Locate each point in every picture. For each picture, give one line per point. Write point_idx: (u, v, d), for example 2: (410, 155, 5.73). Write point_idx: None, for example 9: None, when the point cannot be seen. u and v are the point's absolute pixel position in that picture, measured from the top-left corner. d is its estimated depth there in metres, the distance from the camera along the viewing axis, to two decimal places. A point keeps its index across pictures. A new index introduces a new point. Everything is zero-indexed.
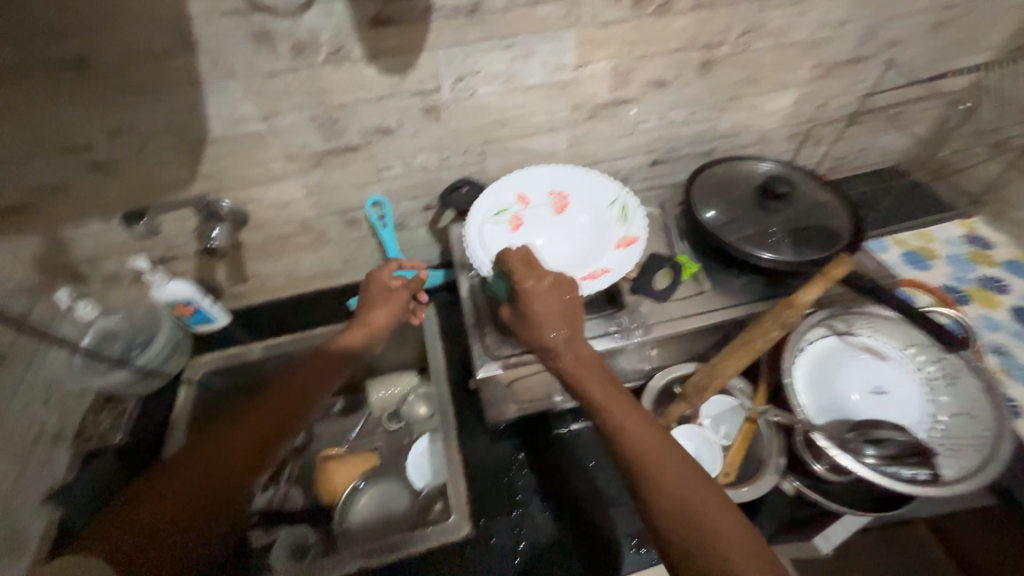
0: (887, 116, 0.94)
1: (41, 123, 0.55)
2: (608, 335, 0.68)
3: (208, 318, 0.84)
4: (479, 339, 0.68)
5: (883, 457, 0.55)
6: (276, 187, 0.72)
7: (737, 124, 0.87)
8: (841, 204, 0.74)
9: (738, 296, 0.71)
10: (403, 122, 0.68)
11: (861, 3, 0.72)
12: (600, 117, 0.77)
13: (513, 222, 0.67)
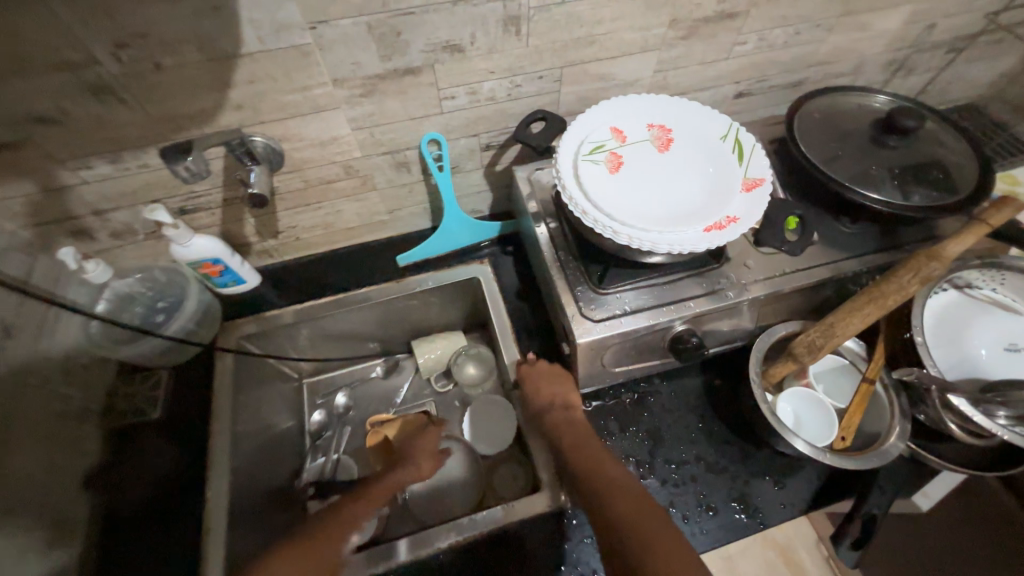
0: (998, 39, 0.83)
1: (25, 25, 0.42)
2: (715, 293, 0.60)
3: (238, 277, 0.75)
4: (573, 299, 0.60)
5: (1017, 417, 0.51)
6: (319, 121, 0.60)
7: (840, 48, 0.75)
8: (963, 140, 0.66)
9: (851, 246, 0.64)
10: (477, 36, 0.56)
11: None
12: (697, 37, 0.65)
13: (612, 160, 0.57)
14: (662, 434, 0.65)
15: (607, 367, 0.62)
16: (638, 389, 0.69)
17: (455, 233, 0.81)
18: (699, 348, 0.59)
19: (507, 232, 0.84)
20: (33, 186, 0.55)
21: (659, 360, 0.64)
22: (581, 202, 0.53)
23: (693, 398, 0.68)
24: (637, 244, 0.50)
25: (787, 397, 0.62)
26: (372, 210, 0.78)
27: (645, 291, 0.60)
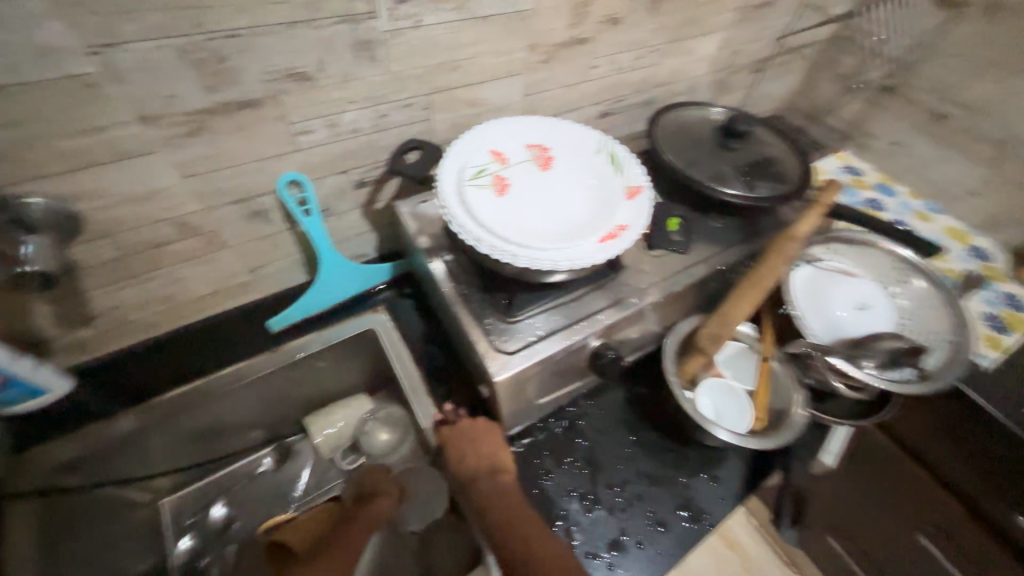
0: (782, 61, 1.02)
1: None
2: (622, 301, 0.59)
3: (34, 388, 0.55)
4: (484, 334, 0.55)
5: (879, 366, 0.59)
6: (127, 170, 0.47)
7: (675, 71, 0.85)
8: (784, 140, 0.78)
9: (724, 238, 0.69)
10: (325, 63, 0.50)
11: None
12: (557, 61, 0.68)
13: (497, 183, 0.54)
14: (599, 457, 0.62)
15: (531, 400, 0.57)
16: (566, 416, 0.65)
17: (339, 283, 0.71)
18: (617, 362, 0.57)
19: (400, 273, 0.76)
20: None
21: (582, 381, 0.61)
22: (472, 230, 0.49)
23: (620, 411, 0.66)
24: (537, 265, 0.47)
25: (704, 392, 0.64)
26: (227, 272, 0.64)
27: (555, 313, 0.57)
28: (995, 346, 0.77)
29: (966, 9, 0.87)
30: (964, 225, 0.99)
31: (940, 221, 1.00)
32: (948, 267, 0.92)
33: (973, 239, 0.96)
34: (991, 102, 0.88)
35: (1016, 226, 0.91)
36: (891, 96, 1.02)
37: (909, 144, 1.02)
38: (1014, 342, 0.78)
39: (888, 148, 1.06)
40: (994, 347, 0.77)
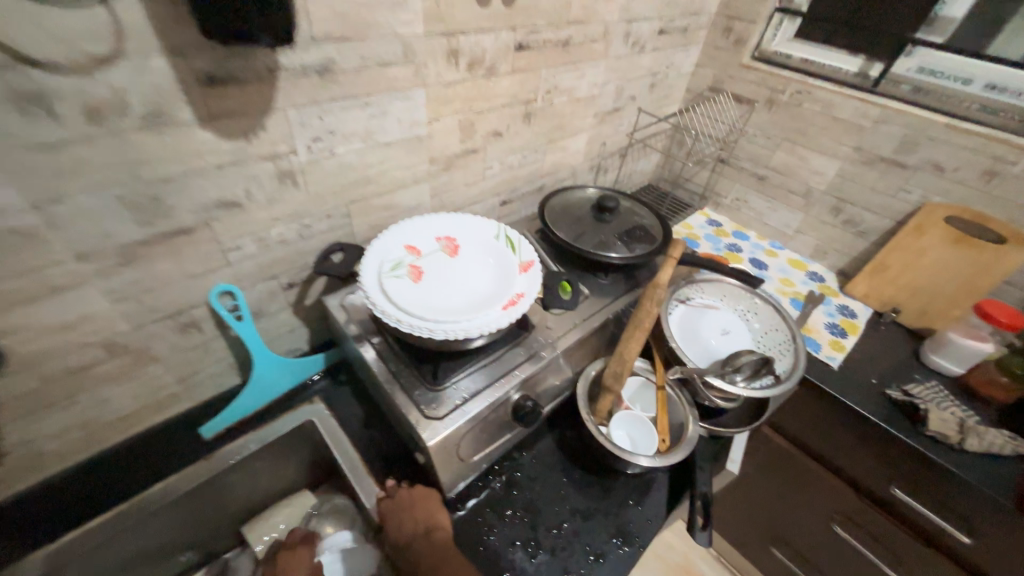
0: (641, 147, 1.28)
1: None
2: (534, 357, 0.69)
3: None
4: (414, 404, 0.61)
5: (747, 377, 0.73)
6: (59, 302, 0.51)
7: (556, 163, 1.05)
8: (647, 209, 0.97)
9: (613, 291, 0.83)
10: (253, 192, 0.59)
11: (613, 69, 1.00)
12: (456, 167, 0.83)
13: (412, 272, 0.64)
14: (538, 503, 0.68)
15: (467, 459, 0.63)
16: (503, 470, 0.71)
17: (272, 379, 0.74)
18: (535, 409, 0.65)
19: (334, 361, 0.81)
20: None
21: (512, 434, 0.68)
22: (392, 315, 0.57)
23: (552, 456, 0.73)
24: (452, 337, 0.56)
25: (617, 424, 0.74)
26: (155, 385, 0.66)
27: (477, 375, 0.65)
28: (839, 348, 0.93)
29: (756, 104, 1.18)
30: (802, 256, 1.24)
31: (784, 255, 1.24)
32: (796, 291, 1.12)
33: (810, 267, 1.20)
34: (791, 166, 1.17)
35: (833, 253, 1.17)
36: (725, 165, 1.31)
37: (747, 199, 1.30)
38: (850, 343, 0.95)
39: (734, 203, 1.33)
40: (838, 350, 0.93)
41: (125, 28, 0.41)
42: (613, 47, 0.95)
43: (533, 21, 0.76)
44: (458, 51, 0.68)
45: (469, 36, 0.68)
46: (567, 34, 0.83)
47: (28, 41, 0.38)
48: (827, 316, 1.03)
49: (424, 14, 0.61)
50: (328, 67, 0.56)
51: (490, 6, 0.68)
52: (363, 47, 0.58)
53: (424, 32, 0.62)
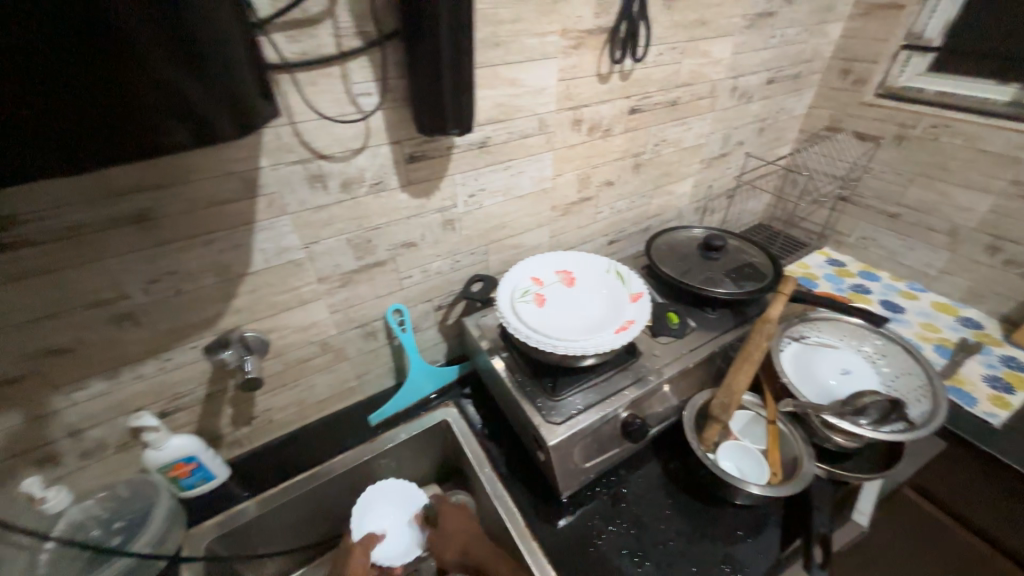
0: (749, 188, 1.30)
1: (80, 278, 0.53)
2: (643, 380, 0.76)
3: (208, 473, 0.74)
4: (536, 410, 0.72)
5: (874, 420, 0.70)
6: (303, 311, 0.73)
7: (662, 206, 1.13)
8: (757, 249, 0.99)
9: (720, 326, 0.87)
10: (425, 235, 0.78)
11: (719, 120, 1.07)
12: (572, 213, 0.96)
13: (537, 298, 0.77)
14: (645, 519, 0.72)
15: (581, 466, 0.71)
16: (610, 484, 0.77)
17: (419, 383, 0.91)
18: (643, 427, 0.71)
19: (465, 373, 0.96)
20: (20, 416, 0.58)
21: (620, 449, 0.75)
22: (524, 331, 0.70)
23: (658, 478, 0.78)
24: (573, 352, 0.66)
25: (725, 454, 0.76)
26: (343, 379, 0.87)
27: (591, 391, 0.74)
28: (1003, 405, 0.80)
29: (882, 140, 1.14)
30: (950, 300, 1.11)
31: (925, 298, 1.13)
32: (943, 336, 1.01)
33: (961, 312, 1.07)
34: (929, 202, 1.09)
35: (992, 296, 1.03)
36: (848, 203, 1.26)
37: (876, 238, 1.22)
38: (1019, 400, 0.81)
39: (861, 242, 1.26)
40: (1001, 406, 0.79)
41: (371, 130, 0.63)
42: (720, 100, 1.03)
43: (645, 89, 0.88)
44: (581, 120, 0.83)
45: (591, 107, 0.83)
46: (676, 95, 0.94)
47: (323, 143, 0.60)
48: (987, 367, 0.90)
49: (557, 96, 0.77)
50: (485, 142, 0.74)
51: (608, 82, 0.82)
52: (511, 125, 0.75)
53: (556, 109, 0.79)
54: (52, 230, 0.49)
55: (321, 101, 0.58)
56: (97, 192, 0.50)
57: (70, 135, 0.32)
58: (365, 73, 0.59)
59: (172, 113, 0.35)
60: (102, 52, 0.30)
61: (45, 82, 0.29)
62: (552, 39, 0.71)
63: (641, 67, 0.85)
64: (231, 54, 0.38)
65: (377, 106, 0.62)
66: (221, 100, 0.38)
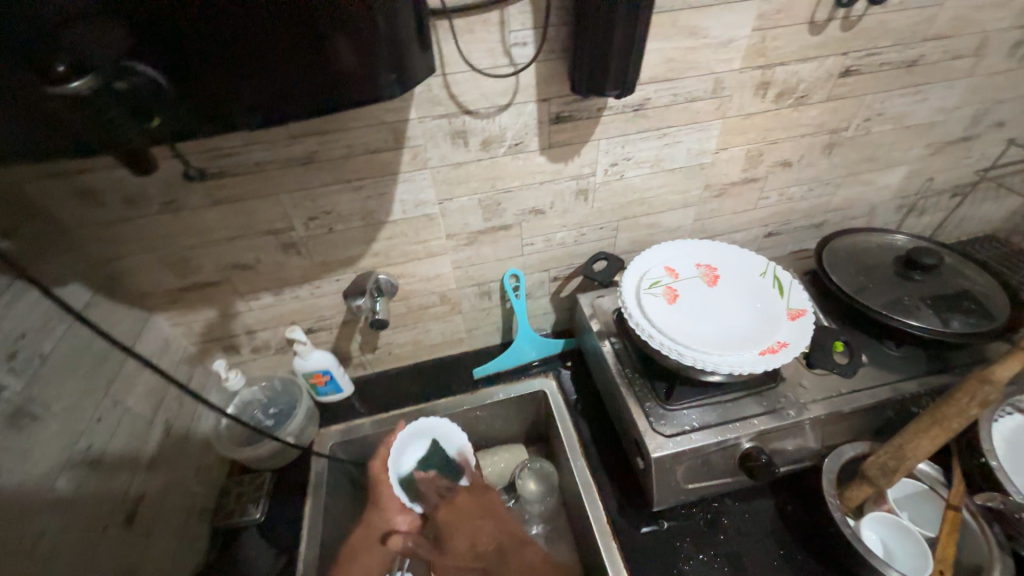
0: (993, 186, 0.95)
1: (259, 207, 0.61)
2: (779, 412, 0.64)
3: (338, 387, 0.85)
4: (643, 414, 0.66)
5: None
6: (429, 263, 0.76)
7: (850, 198, 0.90)
8: (985, 273, 0.74)
9: (902, 368, 0.68)
10: (555, 203, 0.73)
11: (977, 89, 0.77)
12: (728, 195, 0.81)
13: (668, 293, 0.68)
14: (745, 561, 0.64)
15: (681, 484, 0.65)
16: (710, 510, 0.69)
17: (523, 349, 0.91)
18: (769, 467, 0.61)
19: (569, 348, 0.93)
20: (214, 312, 0.72)
21: (731, 479, 0.66)
22: (645, 328, 0.63)
23: (770, 521, 0.68)
24: (701, 365, 0.58)
25: (870, 524, 0.62)
26: (455, 329, 0.90)
27: (710, 408, 0.65)
28: None
29: None
30: None
31: None
32: None
33: None
34: None
35: None
36: None
37: None
38: None
39: None
40: None
41: (519, 86, 0.58)
42: (987, 62, 0.74)
43: (873, 42, 0.66)
44: (769, 82, 0.67)
45: (787, 67, 0.66)
46: (918, 52, 0.69)
47: (470, 98, 0.58)
48: None
49: (745, 50, 0.62)
50: (642, 104, 0.64)
51: (822, 33, 0.63)
52: (678, 86, 0.63)
53: (739, 67, 0.64)
54: (242, 164, 0.56)
55: (475, 51, 0.54)
56: (275, 133, 0.55)
57: (242, 61, 0.32)
58: (523, 20, 0.53)
59: (334, 25, 0.32)
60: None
61: (233, 32, 0.31)
62: None
63: (877, 13, 0.63)
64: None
65: (532, 59, 0.56)
66: (384, 29, 0.35)
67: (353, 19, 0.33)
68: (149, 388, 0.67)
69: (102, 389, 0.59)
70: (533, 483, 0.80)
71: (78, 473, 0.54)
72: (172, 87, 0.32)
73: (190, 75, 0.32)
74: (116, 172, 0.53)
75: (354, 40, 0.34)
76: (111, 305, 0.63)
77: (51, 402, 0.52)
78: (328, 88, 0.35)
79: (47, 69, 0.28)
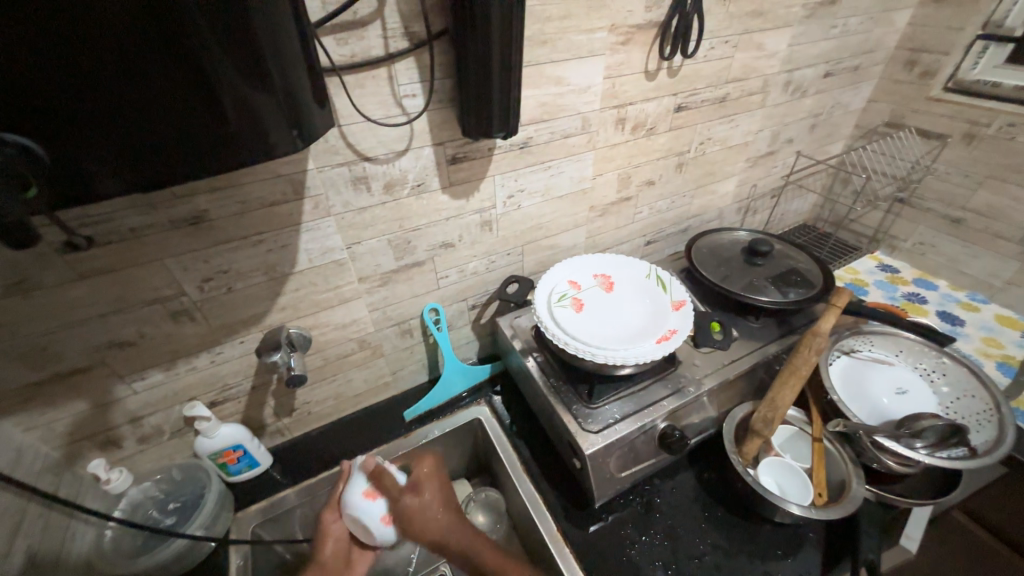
0: (795, 187, 1.24)
1: (140, 275, 0.55)
2: (681, 389, 0.74)
3: (253, 461, 0.77)
4: (572, 417, 0.71)
5: (932, 444, 0.66)
6: (345, 309, 0.74)
7: (703, 206, 1.09)
8: (802, 251, 0.95)
9: (763, 336, 0.84)
10: (463, 236, 0.78)
11: (769, 117, 1.01)
12: (610, 213, 0.94)
13: (575, 303, 0.76)
14: (680, 531, 0.71)
15: (616, 474, 0.70)
16: (644, 493, 0.76)
17: (452, 381, 0.92)
18: (682, 439, 0.70)
19: (496, 372, 0.97)
20: (86, 403, 0.62)
21: (656, 459, 0.74)
22: (561, 337, 0.69)
23: (693, 490, 0.76)
24: (613, 362, 0.65)
25: (765, 469, 0.74)
26: (379, 374, 0.88)
27: (627, 399, 0.73)
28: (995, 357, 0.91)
29: (950, 139, 1.04)
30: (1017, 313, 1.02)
31: (987, 310, 1.04)
32: (1005, 353, 0.93)
33: None
34: (998, 208, 0.99)
35: None
36: (906, 205, 1.17)
37: (936, 243, 1.12)
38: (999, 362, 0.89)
39: (917, 248, 1.17)
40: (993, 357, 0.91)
41: (415, 132, 0.63)
42: (771, 96, 0.97)
43: (693, 85, 0.84)
44: (624, 118, 0.81)
45: (636, 106, 0.80)
46: (725, 91, 0.89)
47: (368, 145, 0.60)
48: (1001, 363, 0.90)
49: (601, 94, 0.75)
50: (527, 142, 0.73)
51: (655, 79, 0.79)
52: (554, 125, 0.73)
53: (600, 107, 0.76)
54: (116, 230, 0.51)
55: (368, 103, 0.57)
56: (156, 195, 0.51)
57: (130, 123, 0.31)
58: (410, 75, 0.58)
59: (229, 85, 0.33)
60: (149, 29, 0.29)
61: (118, 96, 0.30)
62: (600, 36, 0.68)
63: (691, 63, 0.81)
64: (283, 36, 0.36)
65: (423, 108, 0.61)
66: (277, 82, 0.36)
67: (248, 77, 0.34)
68: (2, 511, 0.54)
69: None
70: (481, 515, 0.81)
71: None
72: (47, 154, 0.30)
73: (68, 142, 0.30)
74: None
75: (250, 95, 0.35)
76: None
77: None
78: (226, 143, 0.36)
79: None
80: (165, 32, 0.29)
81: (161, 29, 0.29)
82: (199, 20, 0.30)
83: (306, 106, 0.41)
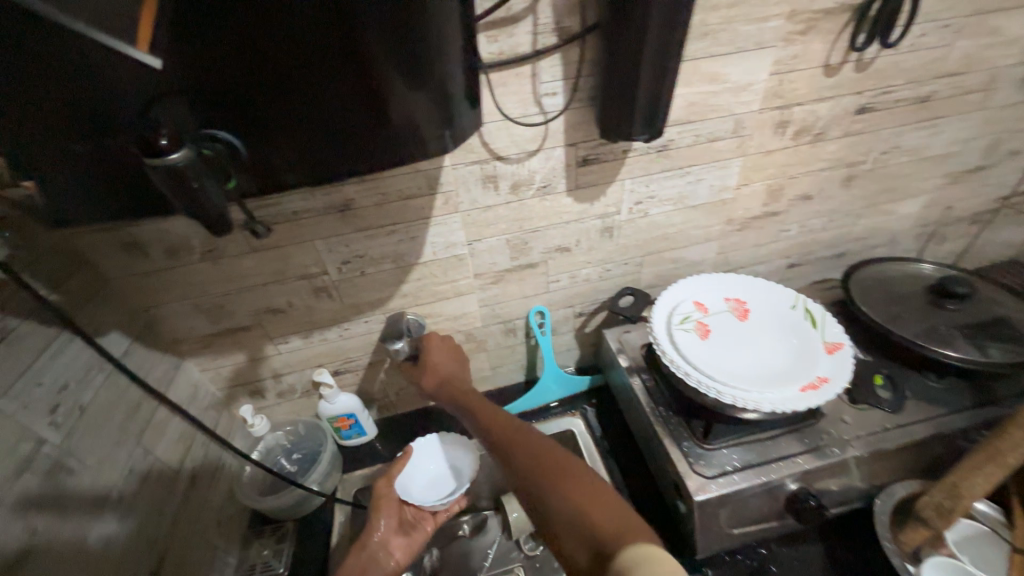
0: (1010, 213, 0.96)
1: (296, 254, 0.62)
2: (823, 449, 0.62)
3: (362, 430, 0.84)
4: (681, 454, 0.64)
5: None
6: (458, 301, 0.76)
7: (871, 228, 0.90)
8: (1019, 299, 0.73)
9: (945, 402, 0.66)
10: (581, 241, 0.74)
11: (990, 122, 0.79)
12: (750, 228, 0.82)
13: (700, 328, 0.68)
14: None
15: (724, 529, 0.62)
16: (754, 556, 0.66)
17: (549, 387, 0.90)
18: (819, 509, 0.59)
19: (595, 385, 0.92)
20: (243, 356, 0.72)
21: (777, 523, 0.63)
22: (681, 365, 0.62)
23: (822, 567, 0.64)
24: (741, 404, 0.56)
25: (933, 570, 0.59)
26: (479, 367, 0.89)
27: (751, 446, 0.63)
28: None
29: None
30: None
31: None
32: None
33: None
34: None
35: None
36: None
37: None
38: None
39: None
40: None
41: (548, 133, 0.61)
42: (998, 95, 0.75)
43: (887, 81, 0.69)
44: (788, 121, 0.69)
45: (805, 106, 0.68)
46: (930, 89, 0.71)
47: (501, 144, 0.60)
48: None
49: (764, 92, 0.65)
50: (666, 145, 0.66)
51: (836, 75, 0.66)
52: (700, 127, 0.65)
53: (759, 108, 0.66)
54: (282, 213, 0.58)
55: (508, 102, 0.56)
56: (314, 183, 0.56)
57: (309, 126, 0.34)
58: (554, 73, 0.56)
59: (393, 85, 0.33)
60: (328, 26, 0.30)
61: (302, 102, 0.32)
62: (774, 25, 0.58)
63: (889, 55, 0.66)
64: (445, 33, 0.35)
65: (561, 108, 0.59)
66: (434, 78, 0.36)
67: (411, 77, 0.34)
68: (177, 435, 0.66)
69: (135, 437, 0.59)
70: None
71: (107, 530, 0.52)
72: (245, 150, 0.34)
73: (260, 141, 0.34)
74: (162, 224, 0.55)
75: (412, 96, 0.35)
76: (146, 352, 0.63)
77: (86, 453, 0.52)
78: (386, 144, 0.37)
79: (150, 143, 0.29)
80: (340, 29, 0.30)
81: (340, 36, 0.30)
82: (370, 14, 0.30)
83: (457, 103, 0.40)
